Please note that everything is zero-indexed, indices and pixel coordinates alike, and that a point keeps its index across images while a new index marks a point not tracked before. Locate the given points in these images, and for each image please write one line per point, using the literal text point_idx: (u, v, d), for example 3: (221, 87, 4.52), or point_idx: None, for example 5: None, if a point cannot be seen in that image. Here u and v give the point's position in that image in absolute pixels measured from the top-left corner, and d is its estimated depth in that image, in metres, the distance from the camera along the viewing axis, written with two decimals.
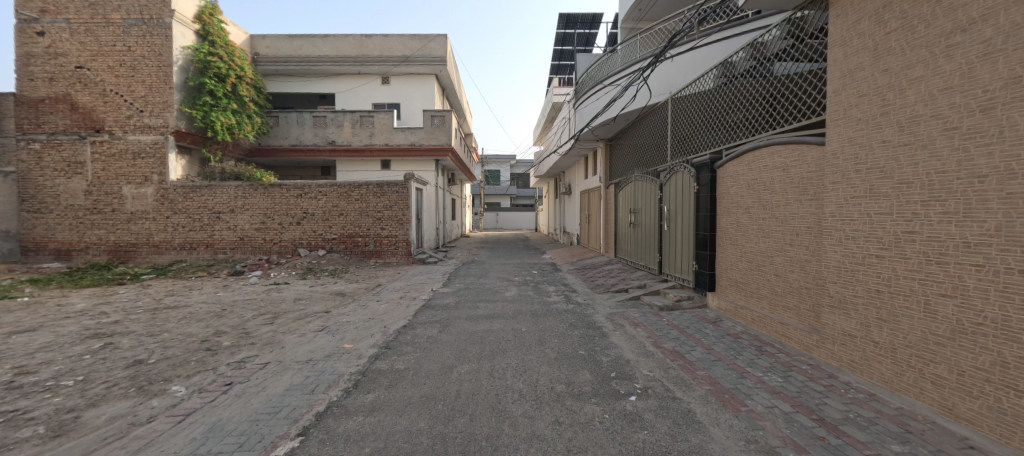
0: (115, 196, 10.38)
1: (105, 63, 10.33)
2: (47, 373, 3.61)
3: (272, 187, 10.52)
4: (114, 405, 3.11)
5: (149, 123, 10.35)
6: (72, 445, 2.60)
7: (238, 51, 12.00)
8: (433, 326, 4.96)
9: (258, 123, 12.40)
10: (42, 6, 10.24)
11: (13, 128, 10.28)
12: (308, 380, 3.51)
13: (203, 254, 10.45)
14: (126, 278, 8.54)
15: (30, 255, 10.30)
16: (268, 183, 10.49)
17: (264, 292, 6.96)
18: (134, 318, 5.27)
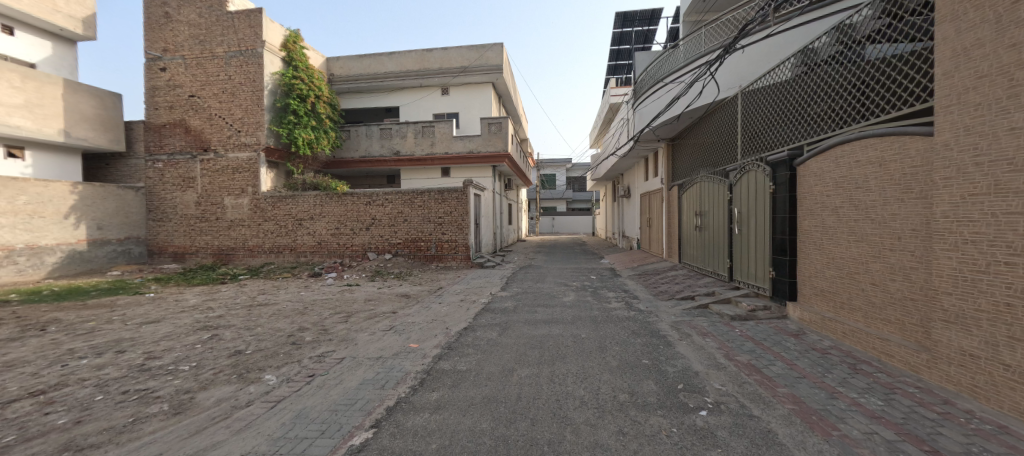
0: (218, 205, 11.88)
1: (211, 91, 11.92)
2: (169, 359, 4.20)
3: (345, 196, 11.40)
4: (220, 389, 3.54)
5: (245, 141, 11.74)
6: (187, 422, 3.00)
7: (316, 72, 13.17)
8: (493, 329, 5.04)
9: (333, 137, 13.52)
10: (164, 46, 12.08)
11: (143, 150, 12.20)
12: (379, 376, 3.74)
13: (288, 257, 11.60)
14: (227, 278, 9.73)
15: (155, 257, 12.16)
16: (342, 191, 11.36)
17: (338, 292, 7.55)
18: (233, 313, 5.97)
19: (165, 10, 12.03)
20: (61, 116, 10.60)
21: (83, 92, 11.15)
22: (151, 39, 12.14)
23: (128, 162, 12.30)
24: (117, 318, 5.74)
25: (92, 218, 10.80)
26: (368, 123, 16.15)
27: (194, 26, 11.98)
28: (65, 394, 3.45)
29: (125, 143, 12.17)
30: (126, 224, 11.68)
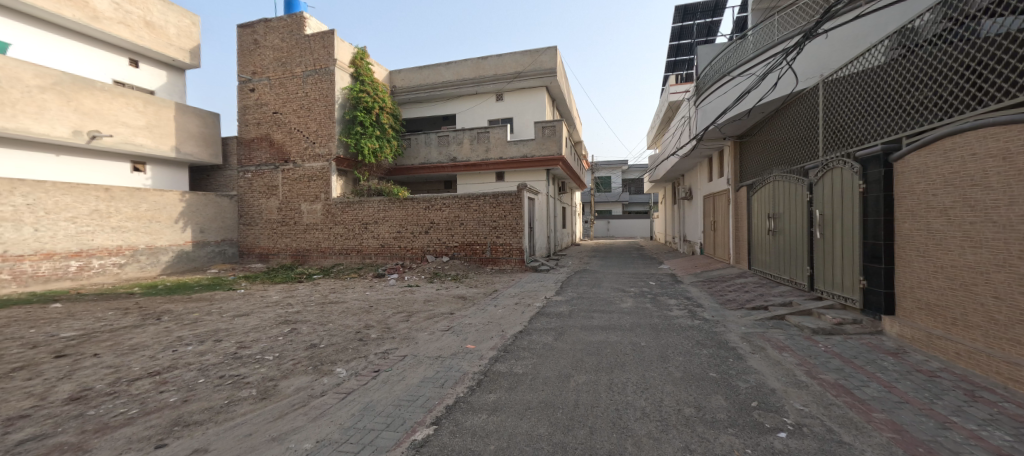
0: (296, 211, 13.07)
1: (291, 108, 13.19)
2: (257, 348, 4.68)
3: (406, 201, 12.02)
4: (298, 379, 3.86)
5: (318, 152, 12.82)
6: (272, 407, 3.31)
7: (380, 85, 14.03)
8: (548, 334, 5.01)
9: (395, 146, 14.33)
10: (254, 69, 13.58)
11: (236, 162, 13.78)
12: (438, 375, 3.86)
13: (355, 259, 12.44)
14: (303, 277, 10.66)
15: (244, 257, 13.64)
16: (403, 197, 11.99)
17: (400, 293, 7.94)
18: (309, 310, 6.51)
19: (255, 37, 13.55)
20: (173, 134, 12.36)
21: (191, 112, 12.87)
22: (243, 64, 13.71)
23: (224, 173, 13.96)
24: (216, 310, 6.51)
25: (196, 223, 12.48)
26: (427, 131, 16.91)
27: (278, 50, 13.37)
28: (177, 375, 3.98)
29: (222, 156, 13.85)
30: (222, 228, 13.25)
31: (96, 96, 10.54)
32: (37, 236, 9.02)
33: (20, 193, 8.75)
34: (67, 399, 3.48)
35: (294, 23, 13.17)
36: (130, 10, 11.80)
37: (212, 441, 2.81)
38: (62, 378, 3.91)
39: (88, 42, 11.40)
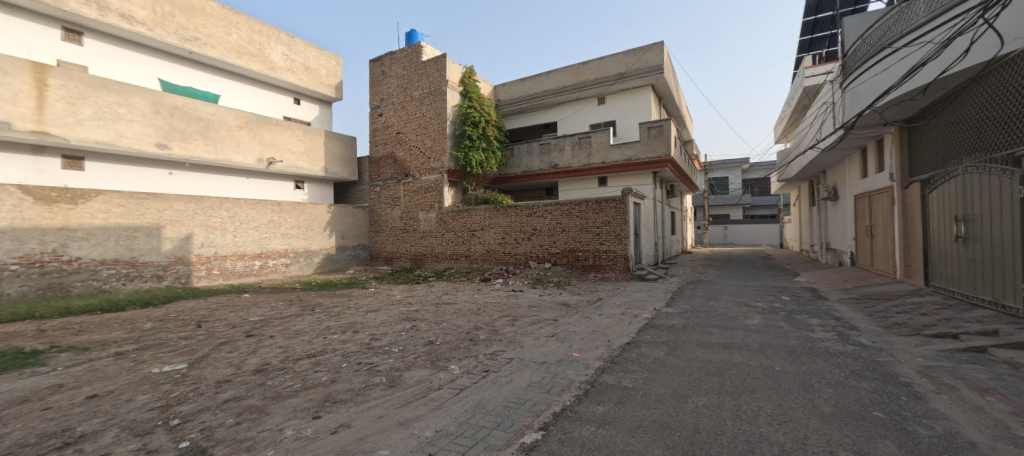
0: (414, 219, 14.60)
1: (411, 127, 14.85)
2: (385, 341, 5.31)
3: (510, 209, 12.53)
4: (418, 372, 4.27)
5: (433, 166, 14.15)
6: (398, 395, 3.71)
7: (486, 100, 14.90)
8: (660, 348, 4.68)
9: (499, 157, 15.07)
10: (382, 96, 15.68)
11: (367, 178, 16.00)
12: (544, 381, 3.89)
13: (464, 263, 13.36)
14: (421, 279, 11.84)
15: (374, 260, 15.70)
16: (507, 204, 12.52)
17: (506, 297, 8.25)
18: (427, 309, 7.17)
19: (382, 69, 15.66)
20: (324, 157, 14.90)
21: (336, 138, 15.36)
22: (373, 93, 15.93)
23: (359, 187, 16.32)
24: (354, 305, 7.59)
25: (339, 230, 14.78)
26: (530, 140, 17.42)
27: (400, 77, 15.23)
28: (326, 358, 4.74)
29: (358, 173, 16.22)
30: (357, 234, 15.45)
31: (272, 130, 13.29)
32: (235, 240, 11.76)
33: (225, 208, 11.51)
34: (255, 370, 4.41)
35: (414, 52, 14.85)
36: (295, 59, 14.67)
37: (352, 418, 3.27)
38: (252, 353, 4.98)
39: (268, 88, 14.47)
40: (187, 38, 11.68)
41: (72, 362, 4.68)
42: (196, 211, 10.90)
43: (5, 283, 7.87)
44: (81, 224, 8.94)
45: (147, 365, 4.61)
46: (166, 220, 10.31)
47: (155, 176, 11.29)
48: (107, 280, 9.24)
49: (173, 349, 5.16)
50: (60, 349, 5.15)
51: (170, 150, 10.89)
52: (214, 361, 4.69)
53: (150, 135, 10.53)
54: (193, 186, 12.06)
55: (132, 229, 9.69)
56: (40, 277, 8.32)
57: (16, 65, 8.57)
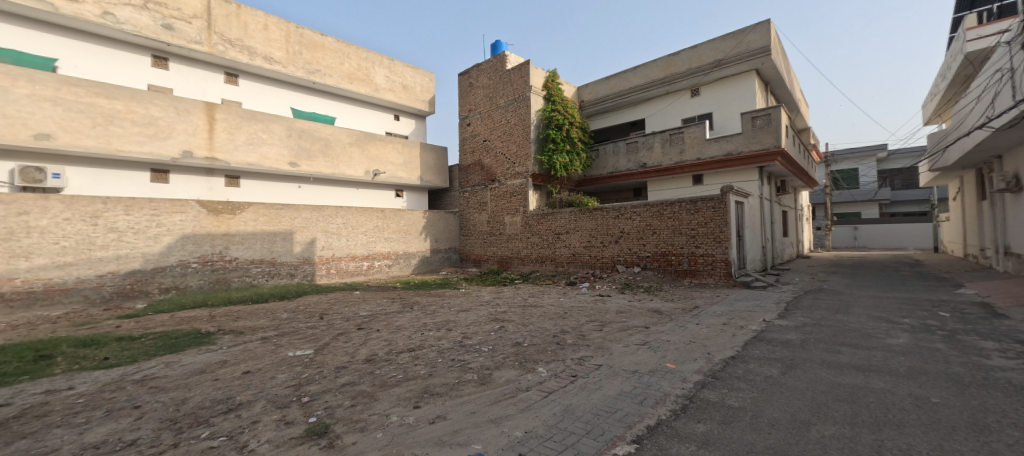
0: (501, 223, 15.12)
1: (497, 134, 15.44)
2: (476, 339, 5.57)
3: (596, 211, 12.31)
4: (507, 372, 4.38)
5: (517, 171, 14.51)
6: (488, 393, 3.84)
7: (570, 102, 14.81)
8: (772, 365, 4.14)
9: (583, 158, 14.84)
10: (470, 107, 16.60)
11: (458, 185, 17.03)
12: (636, 391, 3.70)
13: (549, 266, 13.44)
14: (508, 282, 12.19)
15: (464, 262, 16.62)
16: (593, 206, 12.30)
17: (593, 302, 8.07)
18: (514, 311, 7.35)
19: (470, 81, 16.59)
20: (419, 167, 16.24)
21: (431, 149, 16.62)
22: (463, 104, 16.94)
23: (450, 194, 17.44)
24: (449, 305, 8.12)
25: (433, 234, 15.95)
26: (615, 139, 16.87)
27: (486, 87, 15.97)
28: (424, 353, 5.14)
29: (449, 181, 17.34)
30: (449, 238, 16.51)
31: (377, 145, 14.89)
32: (348, 244, 13.40)
33: (340, 216, 13.19)
34: (366, 359, 4.96)
35: (498, 62, 15.45)
36: (395, 79, 16.24)
37: (448, 411, 3.48)
38: (363, 344, 5.61)
39: (374, 108, 16.24)
40: (311, 71, 13.69)
41: (234, 343, 5.79)
42: (318, 219, 12.66)
43: (189, 277, 10.15)
44: (237, 230, 11.01)
45: (285, 348, 5.49)
46: (297, 226, 12.17)
47: (288, 190, 13.41)
48: (255, 276, 11.26)
49: (303, 336, 6.06)
50: (226, 331, 6.39)
51: (299, 167, 12.86)
52: (334, 349, 5.40)
53: (285, 155, 12.57)
54: (317, 197, 14.06)
55: (272, 234, 11.65)
56: (211, 272, 10.47)
57: (196, 106, 10.92)
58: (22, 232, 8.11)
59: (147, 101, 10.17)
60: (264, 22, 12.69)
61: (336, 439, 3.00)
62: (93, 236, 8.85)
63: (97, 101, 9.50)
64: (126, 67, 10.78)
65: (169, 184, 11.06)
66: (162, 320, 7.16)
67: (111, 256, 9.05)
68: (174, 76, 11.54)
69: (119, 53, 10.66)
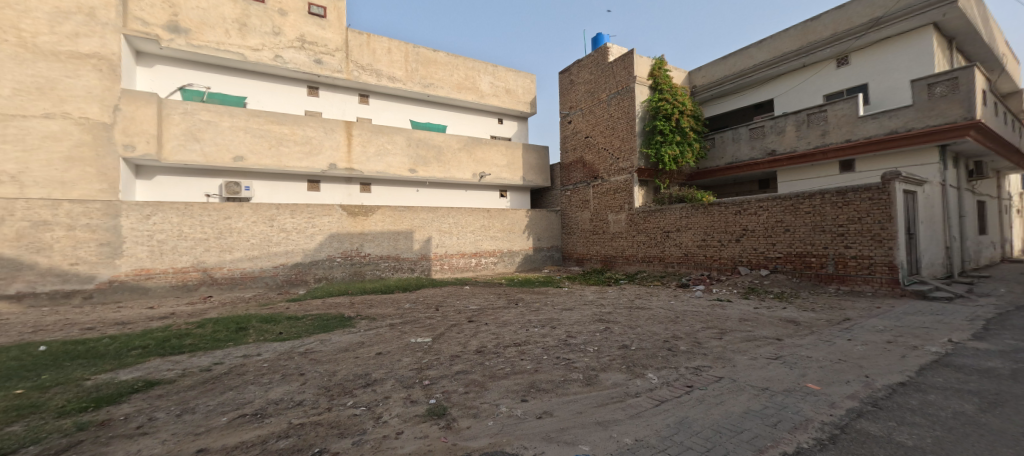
0: (604, 221, 14.77)
1: (599, 130, 15.11)
2: (581, 339, 5.53)
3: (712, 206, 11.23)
4: (614, 375, 4.25)
5: (621, 166, 13.98)
6: (595, 395, 3.77)
7: (681, 89, 13.68)
8: (966, 399, 3.24)
9: (696, 149, 13.57)
10: (571, 104, 16.58)
11: (559, 183, 17.14)
12: (767, 411, 3.25)
13: (657, 266, 12.73)
14: (612, 281, 11.86)
15: (566, 260, 16.67)
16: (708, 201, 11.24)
17: (709, 307, 7.35)
18: (620, 312, 7.10)
19: (571, 78, 16.55)
20: (522, 167, 16.76)
21: (533, 149, 16.99)
22: (564, 102, 16.99)
23: (552, 192, 17.62)
24: (553, 302, 8.21)
25: (535, 232, 16.30)
26: (735, 126, 15.02)
27: (588, 83, 15.73)
28: (530, 348, 5.29)
29: (550, 180, 17.53)
30: (551, 236, 16.70)
31: (482, 148, 15.77)
32: (459, 241, 14.49)
33: (451, 216, 14.30)
34: (476, 350, 5.31)
35: (600, 55, 15.11)
36: (499, 84, 16.98)
37: (554, 408, 3.51)
38: (474, 335, 6.02)
39: (480, 113, 17.23)
40: (426, 85, 15.12)
41: (369, 327, 6.73)
42: (433, 219, 13.94)
43: (335, 269, 12.14)
44: (369, 230, 12.74)
45: (410, 334, 6.18)
46: (416, 226, 13.59)
47: (408, 193, 15.04)
48: (383, 270, 12.93)
49: (423, 325, 6.75)
50: (363, 317, 7.46)
51: (417, 173, 14.34)
52: (450, 338, 5.90)
53: (406, 163, 14.12)
54: (432, 199, 15.50)
55: (396, 233, 13.20)
56: (351, 266, 12.34)
57: (338, 125, 12.97)
58: (228, 233, 10.70)
59: (305, 124, 12.43)
60: (388, 46, 14.43)
61: (453, 422, 3.27)
62: (270, 235, 11.23)
63: (272, 127, 11.93)
64: (290, 98, 13.31)
65: (319, 192, 13.33)
66: (318, 304, 8.69)
67: (282, 251, 11.38)
68: (322, 101, 13.85)
69: (285, 87, 13.23)
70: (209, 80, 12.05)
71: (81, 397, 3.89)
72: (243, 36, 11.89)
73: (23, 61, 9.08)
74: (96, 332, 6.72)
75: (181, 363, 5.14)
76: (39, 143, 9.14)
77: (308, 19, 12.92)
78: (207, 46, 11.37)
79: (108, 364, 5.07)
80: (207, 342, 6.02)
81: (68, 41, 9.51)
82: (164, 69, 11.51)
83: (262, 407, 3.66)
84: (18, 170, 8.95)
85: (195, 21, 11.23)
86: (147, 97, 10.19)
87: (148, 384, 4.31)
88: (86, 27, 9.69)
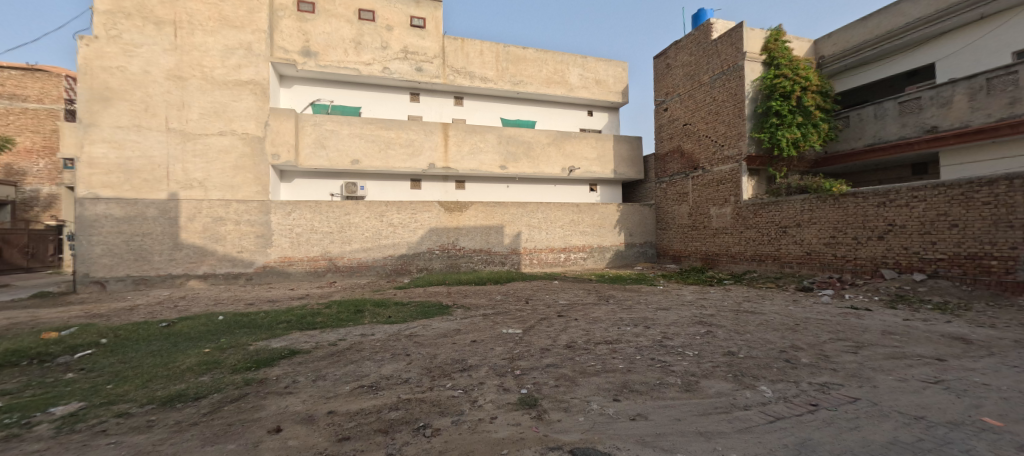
0: (706, 215, 13.57)
1: (700, 115, 13.87)
2: (679, 342, 5.18)
3: (844, 197, 9.56)
4: (718, 383, 3.90)
5: (727, 154, 12.67)
6: (697, 402, 3.51)
7: (805, 61, 11.82)
8: None
9: (823, 130, 11.63)
10: (667, 90, 15.51)
11: (653, 175, 16.18)
12: (923, 445, 2.68)
13: (771, 266, 11.33)
14: (715, 281, 10.89)
15: (661, 257, 15.72)
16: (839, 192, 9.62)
17: (840, 315, 6.31)
18: (724, 315, 6.49)
19: (668, 62, 15.45)
20: (612, 160, 16.20)
21: (624, 140, 16.30)
22: (659, 89, 15.97)
23: (645, 185, 16.73)
24: (647, 301, 7.84)
25: (626, 227, 15.67)
26: (878, 100, 12.50)
27: (687, 65, 14.53)
28: (622, 347, 5.13)
29: (643, 172, 16.65)
30: (644, 232, 15.90)
31: (571, 142, 15.62)
32: (548, 236, 14.61)
33: (540, 211, 14.47)
34: (566, 345, 5.32)
35: (702, 34, 13.85)
36: (589, 76, 16.57)
37: (649, 412, 3.36)
38: (563, 330, 6.05)
39: (568, 107, 17.06)
40: (515, 82, 15.45)
41: (464, 316, 7.19)
42: (523, 214, 14.26)
43: (434, 261, 13.17)
44: (464, 225, 13.53)
45: (502, 325, 6.45)
46: (506, 220, 14.04)
47: (499, 189, 15.59)
48: (476, 263, 13.66)
49: (514, 317, 6.99)
50: (458, 306, 8.00)
51: (508, 169, 14.78)
52: (540, 331, 6.01)
53: (497, 160, 14.66)
54: (521, 194, 15.86)
55: (488, 228, 13.81)
56: (447, 258, 13.28)
57: (436, 127, 13.96)
58: (347, 228, 12.30)
59: (408, 128, 13.64)
60: (480, 48, 15.05)
61: (544, 413, 3.34)
62: (380, 229, 12.62)
63: (381, 132, 13.33)
64: (395, 105, 14.72)
65: (420, 189, 14.56)
66: (420, 293, 9.54)
67: (390, 243, 12.71)
68: (422, 106, 15.05)
69: (391, 95, 14.66)
70: (332, 94, 13.92)
71: (248, 358, 4.87)
72: (358, 53, 13.47)
73: (206, 91, 11.52)
74: (257, 307, 8.32)
75: (315, 337, 6.10)
76: (216, 156, 11.53)
77: (410, 31, 14.10)
78: (331, 65, 13.13)
79: (265, 334, 6.24)
80: (334, 320, 7.04)
81: (234, 72, 11.80)
82: (300, 88, 13.62)
83: (377, 380, 4.17)
84: (203, 177, 11.42)
85: (321, 44, 13.04)
86: (287, 113, 12.16)
87: (293, 352, 5.21)
88: (245, 59, 11.90)
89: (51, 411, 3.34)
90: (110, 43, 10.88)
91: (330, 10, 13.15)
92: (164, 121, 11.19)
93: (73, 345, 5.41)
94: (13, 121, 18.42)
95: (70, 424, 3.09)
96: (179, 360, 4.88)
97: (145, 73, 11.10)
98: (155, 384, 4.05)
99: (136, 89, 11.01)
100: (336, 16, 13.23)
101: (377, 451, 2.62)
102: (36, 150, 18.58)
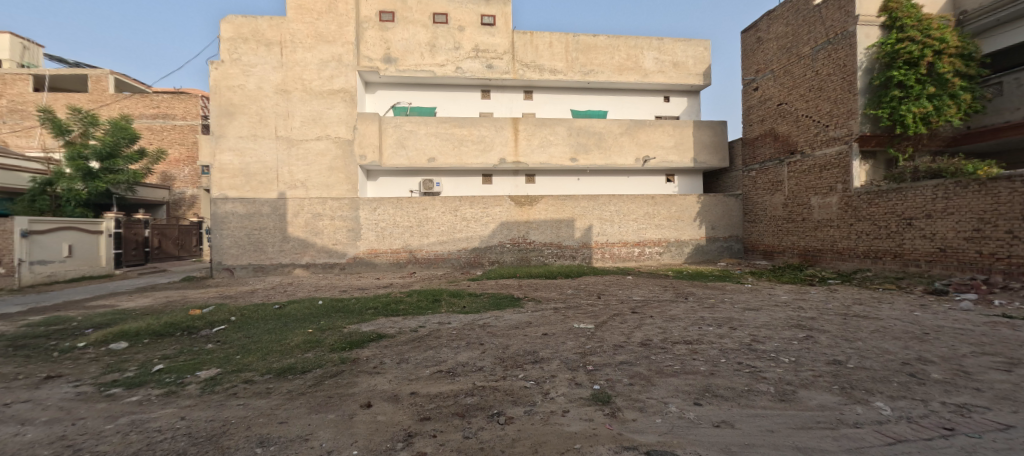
0: (805, 206, 12.05)
1: (799, 93, 12.30)
2: (771, 346, 4.70)
3: (995, 181, 7.85)
4: (820, 395, 3.47)
5: (832, 135, 11.11)
6: (794, 414, 3.17)
7: (941, 18, 9.82)
8: None
9: (965, 102, 9.66)
10: (758, 67, 14.00)
11: (741, 163, 14.75)
12: None
13: (891, 265, 9.74)
14: (816, 281, 9.68)
15: (749, 253, 14.33)
16: (987, 175, 7.96)
17: (988, 325, 5.22)
18: (829, 319, 5.74)
19: (759, 35, 13.93)
20: (692, 147, 15.08)
21: (705, 126, 15.07)
22: (748, 66, 14.48)
23: (730, 174, 15.34)
24: (734, 300, 7.22)
25: (708, 220, 14.54)
26: None
27: (783, 37, 12.95)
28: (704, 349, 4.80)
29: (728, 159, 15.26)
30: (728, 225, 14.62)
31: (645, 130, 14.84)
32: (620, 230, 14.14)
33: (611, 204, 14.01)
34: (641, 343, 5.13)
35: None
36: (665, 58, 15.54)
37: (735, 419, 3.11)
38: (637, 327, 5.84)
39: (642, 94, 16.22)
40: (586, 72, 15.05)
41: (535, 309, 7.27)
42: (594, 207, 13.94)
43: (506, 254, 13.50)
44: (534, 218, 13.63)
45: (575, 319, 6.41)
46: (576, 214, 13.85)
47: (569, 182, 15.43)
48: (547, 256, 13.69)
49: (586, 312, 6.91)
50: (530, 299, 8.13)
51: (578, 162, 14.54)
52: (613, 327, 5.87)
53: (567, 152, 14.48)
54: (591, 187, 15.53)
55: (559, 221, 13.74)
56: (518, 252, 13.52)
57: (506, 123, 14.18)
58: (425, 222, 13.11)
59: (480, 125, 14.06)
60: (550, 40, 14.90)
61: (618, 411, 3.26)
62: (454, 223, 13.23)
63: (454, 130, 13.91)
64: (467, 103, 15.22)
65: (491, 184, 14.98)
66: (492, 285, 9.84)
67: (464, 237, 13.28)
68: (493, 103, 15.37)
69: (464, 93, 15.19)
70: (410, 97, 14.86)
71: (344, 340, 5.45)
72: (433, 56, 14.16)
73: (305, 101, 12.98)
74: (349, 294, 9.26)
75: (399, 323, 6.62)
76: (314, 158, 12.97)
77: (481, 29, 14.44)
78: (409, 69, 13.98)
79: (358, 318, 6.93)
80: (414, 308, 7.57)
81: (328, 82, 13.13)
82: (383, 93, 14.73)
83: (454, 367, 4.41)
84: (304, 178, 12.93)
85: (400, 50, 13.94)
86: (372, 117, 13.24)
87: (380, 336, 5.71)
88: (337, 70, 13.17)
89: (197, 374, 4.09)
90: (232, 66, 12.75)
91: (408, 17, 13.98)
92: (274, 130, 12.86)
93: (212, 321, 6.52)
94: (167, 136, 22.59)
95: (210, 386, 3.75)
96: (290, 338, 5.63)
97: (259, 89, 12.84)
98: (272, 357, 4.74)
99: (252, 104, 12.80)
100: (414, 22, 14.02)
101: (455, 434, 2.78)
102: (182, 159, 22.57)
